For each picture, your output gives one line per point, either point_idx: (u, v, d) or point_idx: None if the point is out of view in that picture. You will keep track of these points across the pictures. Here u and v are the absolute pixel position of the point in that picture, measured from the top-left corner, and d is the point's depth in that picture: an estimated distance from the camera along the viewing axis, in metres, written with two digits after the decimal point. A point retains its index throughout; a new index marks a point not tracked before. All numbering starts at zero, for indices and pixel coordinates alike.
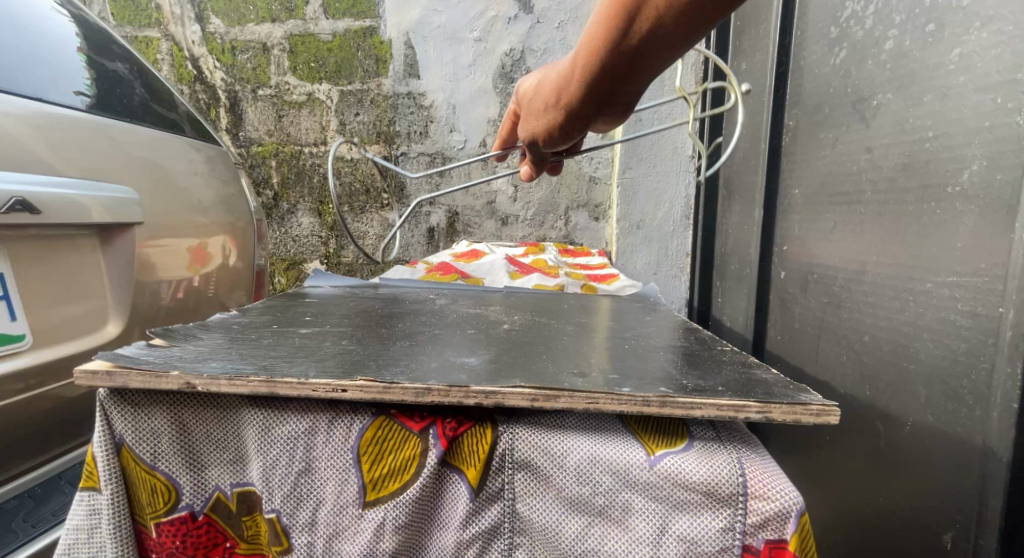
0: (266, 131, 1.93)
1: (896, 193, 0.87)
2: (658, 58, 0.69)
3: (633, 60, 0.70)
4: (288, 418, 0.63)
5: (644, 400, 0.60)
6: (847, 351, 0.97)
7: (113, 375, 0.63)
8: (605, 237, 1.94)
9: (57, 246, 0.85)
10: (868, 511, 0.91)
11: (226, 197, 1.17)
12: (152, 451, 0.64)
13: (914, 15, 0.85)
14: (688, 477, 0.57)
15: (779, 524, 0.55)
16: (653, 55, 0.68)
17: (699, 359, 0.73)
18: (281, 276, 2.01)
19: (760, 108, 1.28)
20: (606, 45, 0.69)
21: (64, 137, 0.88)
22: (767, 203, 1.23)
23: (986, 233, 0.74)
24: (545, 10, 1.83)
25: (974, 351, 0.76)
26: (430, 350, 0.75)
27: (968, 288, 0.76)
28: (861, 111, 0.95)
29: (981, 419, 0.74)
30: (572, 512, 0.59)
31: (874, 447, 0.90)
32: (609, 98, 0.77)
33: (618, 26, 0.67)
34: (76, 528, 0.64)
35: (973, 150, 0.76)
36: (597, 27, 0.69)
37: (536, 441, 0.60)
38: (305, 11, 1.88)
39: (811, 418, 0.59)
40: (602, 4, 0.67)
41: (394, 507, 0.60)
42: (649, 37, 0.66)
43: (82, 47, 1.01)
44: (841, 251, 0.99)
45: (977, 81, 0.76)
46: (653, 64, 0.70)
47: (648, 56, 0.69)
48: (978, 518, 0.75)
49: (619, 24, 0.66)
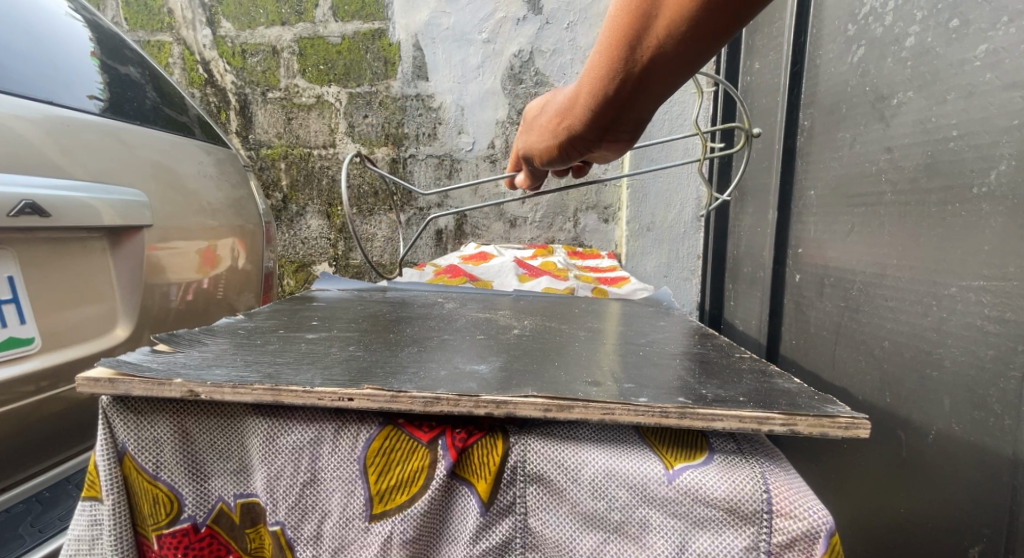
0: (276, 134, 1.93)
1: (919, 194, 0.84)
2: (660, 81, 0.65)
3: (633, 101, 0.68)
4: (292, 427, 0.61)
5: (661, 410, 0.58)
6: (867, 356, 0.94)
7: (116, 383, 0.61)
8: (614, 239, 1.91)
9: (67, 250, 0.84)
10: (892, 522, 0.88)
11: (235, 199, 1.15)
12: (154, 461, 0.62)
13: (937, 12, 0.82)
14: (709, 492, 0.55)
15: (807, 544, 0.53)
16: (656, 82, 0.65)
17: (716, 368, 0.71)
18: (290, 278, 2.00)
19: (774, 107, 1.25)
20: (609, 75, 0.65)
21: (74, 141, 0.86)
22: (780, 204, 1.21)
23: (1014, 235, 0.72)
24: (555, 10, 1.81)
25: (1003, 359, 0.73)
26: (440, 357, 0.72)
27: (995, 293, 0.74)
28: (880, 111, 0.92)
29: (1011, 430, 0.72)
30: (586, 528, 0.57)
31: (897, 456, 0.88)
32: (614, 124, 0.73)
33: (621, 53, 0.63)
34: (77, 538, 0.62)
35: (1001, 149, 0.73)
36: (596, 61, 0.66)
37: (549, 453, 0.58)
38: (314, 13, 1.86)
39: (839, 431, 0.57)
40: (604, 33, 0.64)
41: (402, 520, 0.58)
42: (651, 66, 0.63)
43: (96, 51, 1.00)
44: (861, 255, 0.96)
45: (1005, 79, 0.73)
46: (652, 92, 0.66)
47: (652, 78, 0.64)
48: (1008, 532, 0.72)
49: (620, 59, 0.63)
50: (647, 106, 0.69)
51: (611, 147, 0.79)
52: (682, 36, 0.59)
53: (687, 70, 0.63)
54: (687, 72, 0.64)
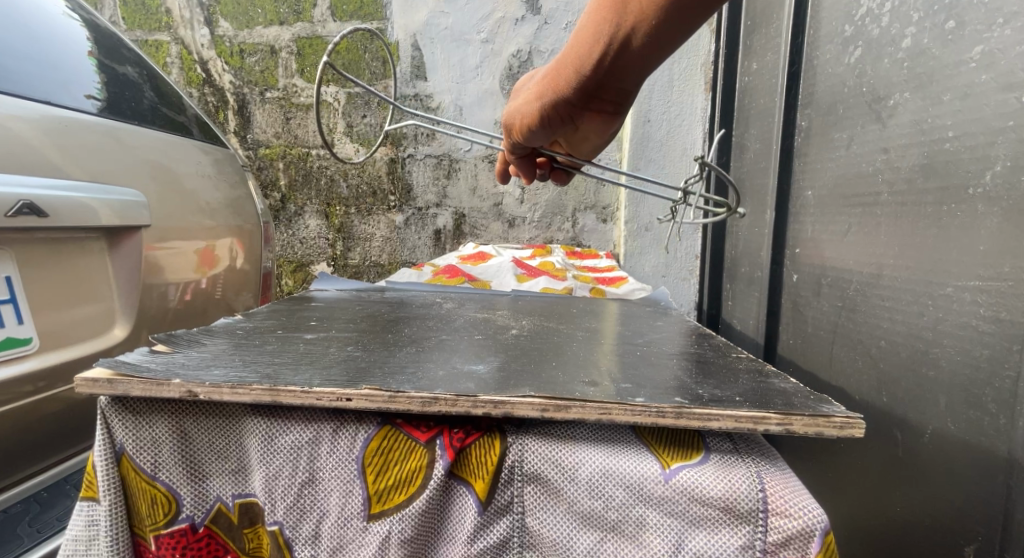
0: (274, 133, 1.93)
1: (915, 194, 0.85)
2: (642, 52, 0.66)
3: (615, 68, 0.69)
4: (290, 427, 0.62)
5: (658, 411, 0.58)
6: (863, 356, 0.94)
7: (115, 383, 0.61)
8: (613, 239, 1.91)
9: (64, 249, 0.84)
10: (888, 520, 0.88)
11: (233, 199, 1.15)
12: (152, 461, 0.63)
13: (933, 13, 0.82)
14: (705, 492, 0.55)
15: (802, 543, 0.53)
16: (639, 52, 0.66)
17: (712, 368, 0.71)
18: (289, 278, 2.00)
19: (772, 107, 1.25)
20: (596, 41, 0.67)
21: (72, 141, 0.87)
22: (778, 204, 1.21)
23: (1009, 236, 0.72)
24: (553, 11, 1.81)
25: (998, 358, 0.73)
26: (438, 357, 0.73)
27: (991, 293, 0.74)
28: (877, 111, 0.92)
29: (1006, 429, 0.72)
30: (584, 527, 0.57)
31: (893, 455, 0.88)
32: (594, 95, 0.74)
33: (609, 19, 0.65)
34: (74, 539, 0.62)
35: (996, 150, 0.74)
36: (585, 27, 0.68)
37: (546, 452, 0.58)
38: (313, 13, 1.87)
39: (834, 430, 0.57)
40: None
41: (400, 520, 0.58)
42: (636, 34, 0.64)
43: (93, 51, 1.00)
44: (857, 255, 0.96)
45: (1000, 80, 0.73)
46: (637, 65, 0.68)
47: (638, 48, 0.66)
48: (1004, 530, 0.73)
49: (610, 24, 0.65)
50: (631, 78, 0.71)
51: (592, 121, 0.79)
52: (669, 3, 0.61)
53: (672, 41, 0.65)
54: (673, 45, 0.66)
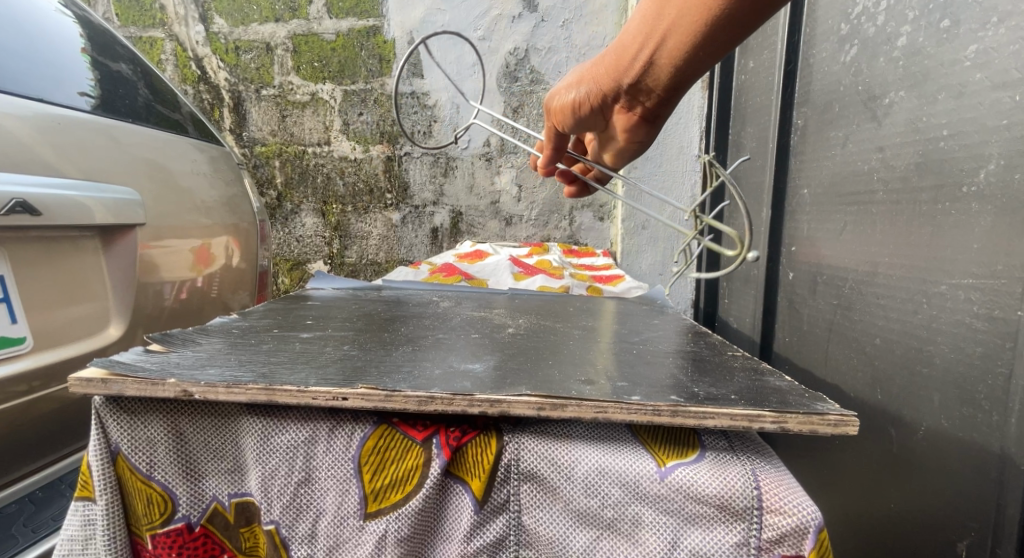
0: (270, 131, 1.92)
1: (909, 193, 0.85)
2: (678, 56, 0.67)
3: (649, 67, 0.70)
4: (287, 425, 0.62)
5: (653, 409, 0.59)
6: (858, 354, 0.95)
7: (109, 383, 0.61)
8: (609, 237, 1.91)
9: (57, 249, 0.84)
10: (882, 517, 0.89)
11: (229, 197, 1.15)
12: (148, 460, 0.62)
13: (928, 11, 0.82)
14: (701, 489, 0.55)
15: (797, 540, 0.53)
16: (675, 55, 0.67)
17: (709, 366, 0.71)
18: (285, 276, 2.00)
19: (768, 104, 1.25)
20: (636, 38, 0.68)
21: (66, 139, 0.86)
22: (774, 202, 1.21)
23: (1002, 234, 0.73)
24: (549, 8, 1.81)
25: (991, 355, 0.74)
26: (434, 356, 0.73)
27: (984, 291, 0.74)
28: (872, 110, 0.92)
29: (999, 425, 0.73)
30: (580, 525, 0.57)
31: (887, 451, 0.88)
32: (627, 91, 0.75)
33: (651, 20, 0.66)
34: (70, 539, 0.62)
35: (990, 149, 0.74)
36: (629, 23, 0.69)
37: (542, 451, 0.58)
38: (308, 10, 1.86)
39: (829, 428, 0.57)
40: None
41: (396, 519, 0.58)
42: (675, 37, 0.65)
43: (86, 48, 1.00)
44: (852, 253, 0.97)
45: (994, 79, 0.74)
46: (674, 69, 0.69)
47: (673, 51, 0.67)
48: (996, 526, 0.73)
49: (651, 24, 0.66)
50: (666, 82, 0.72)
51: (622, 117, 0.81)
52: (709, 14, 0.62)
53: (709, 51, 0.65)
54: (712, 54, 0.66)
